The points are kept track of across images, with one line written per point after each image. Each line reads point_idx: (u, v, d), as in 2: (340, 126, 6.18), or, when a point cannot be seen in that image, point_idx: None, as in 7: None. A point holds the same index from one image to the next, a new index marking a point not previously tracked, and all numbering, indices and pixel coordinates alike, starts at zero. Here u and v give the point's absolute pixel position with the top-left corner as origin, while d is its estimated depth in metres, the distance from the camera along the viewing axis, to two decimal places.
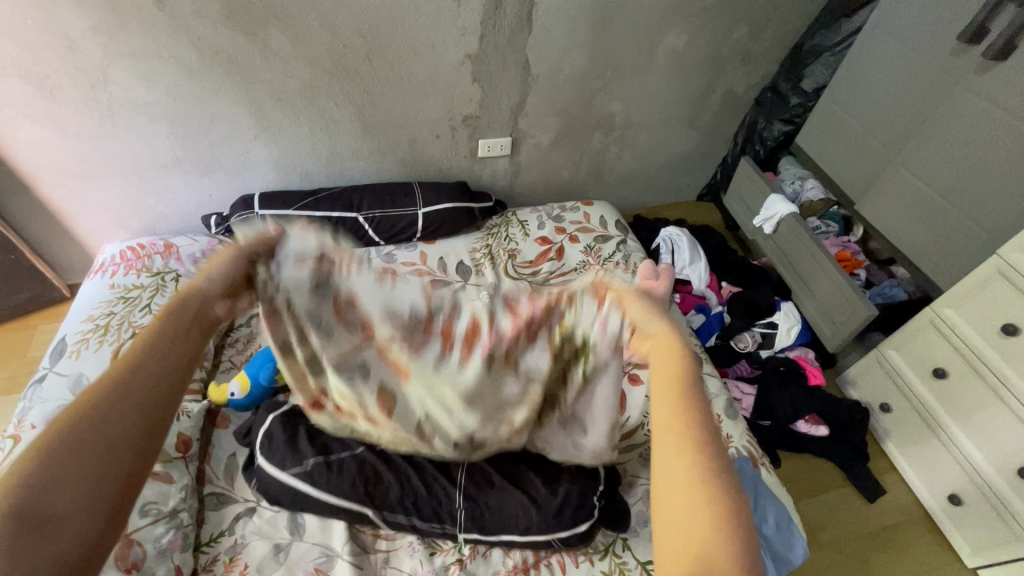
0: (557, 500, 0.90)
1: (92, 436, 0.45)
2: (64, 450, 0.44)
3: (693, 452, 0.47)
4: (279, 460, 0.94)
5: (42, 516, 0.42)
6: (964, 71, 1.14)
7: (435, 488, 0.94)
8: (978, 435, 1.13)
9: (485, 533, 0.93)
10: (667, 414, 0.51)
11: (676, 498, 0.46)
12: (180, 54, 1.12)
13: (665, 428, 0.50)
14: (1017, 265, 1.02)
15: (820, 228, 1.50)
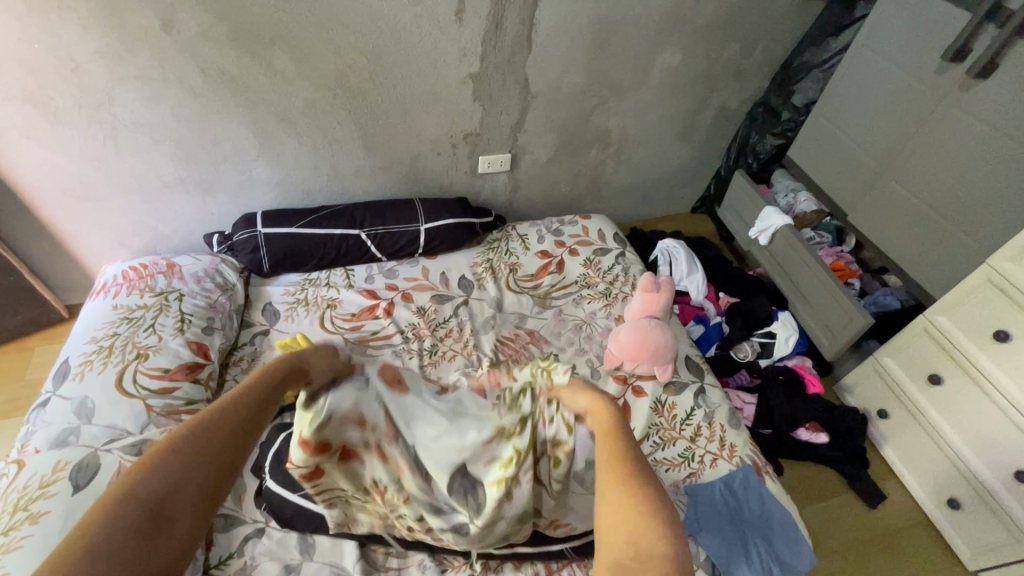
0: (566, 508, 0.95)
1: (206, 446, 0.51)
2: (187, 444, 0.50)
3: (621, 473, 0.54)
4: (290, 482, 0.95)
5: (164, 511, 0.46)
6: (947, 87, 1.19)
7: None
8: (975, 439, 1.15)
9: (497, 547, 0.94)
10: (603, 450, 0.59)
11: (610, 514, 0.51)
12: (186, 76, 1.13)
13: (603, 469, 0.57)
14: (1005, 273, 1.06)
15: (814, 239, 1.54)
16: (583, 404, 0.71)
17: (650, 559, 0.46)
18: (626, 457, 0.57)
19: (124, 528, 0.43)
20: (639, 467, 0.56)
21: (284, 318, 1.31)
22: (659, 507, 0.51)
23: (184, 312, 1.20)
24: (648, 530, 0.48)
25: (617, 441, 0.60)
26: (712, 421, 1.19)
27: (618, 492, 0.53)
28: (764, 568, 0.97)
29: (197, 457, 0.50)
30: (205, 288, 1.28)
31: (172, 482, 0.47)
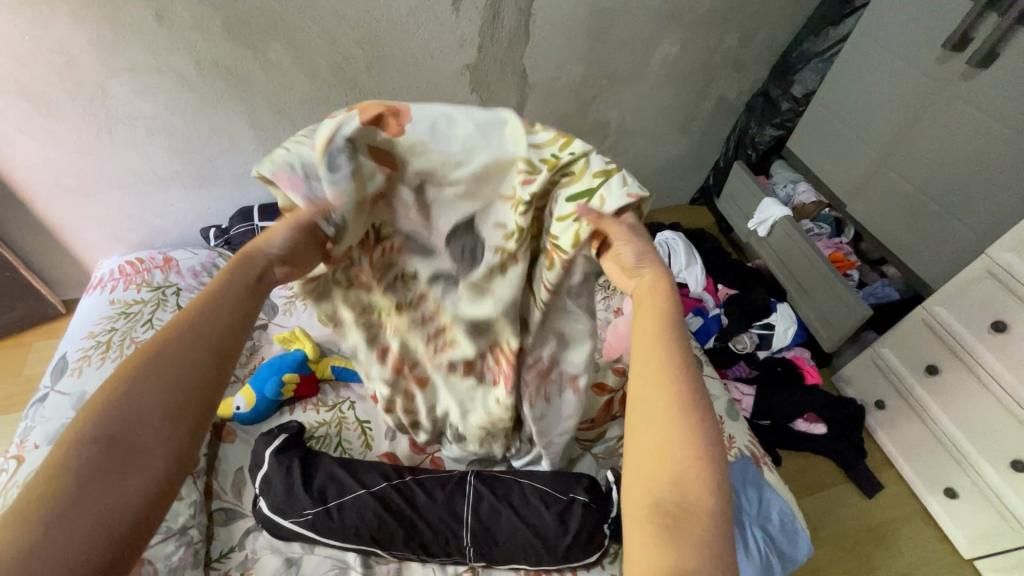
0: (566, 540, 0.91)
1: (164, 368, 0.47)
2: (143, 368, 0.46)
3: (672, 396, 0.49)
4: (280, 507, 0.94)
5: (127, 442, 0.43)
6: (948, 77, 1.18)
7: (441, 531, 0.94)
8: (972, 429, 1.16)
9: (496, 562, 0.94)
10: (650, 356, 0.52)
11: (650, 438, 0.47)
12: (180, 68, 1.12)
13: (647, 373, 0.52)
14: (1004, 264, 1.06)
15: (812, 230, 1.55)
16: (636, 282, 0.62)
17: (689, 514, 0.42)
18: (675, 369, 0.51)
19: (83, 466, 0.41)
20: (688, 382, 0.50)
21: (282, 313, 1.32)
22: (705, 440, 0.46)
23: (182, 307, 1.20)
24: (692, 471, 0.44)
25: (662, 344, 0.53)
26: (711, 412, 1.20)
27: (665, 413, 0.48)
28: (763, 560, 0.98)
29: (158, 379, 0.46)
30: (203, 282, 1.28)
31: (135, 409, 0.44)
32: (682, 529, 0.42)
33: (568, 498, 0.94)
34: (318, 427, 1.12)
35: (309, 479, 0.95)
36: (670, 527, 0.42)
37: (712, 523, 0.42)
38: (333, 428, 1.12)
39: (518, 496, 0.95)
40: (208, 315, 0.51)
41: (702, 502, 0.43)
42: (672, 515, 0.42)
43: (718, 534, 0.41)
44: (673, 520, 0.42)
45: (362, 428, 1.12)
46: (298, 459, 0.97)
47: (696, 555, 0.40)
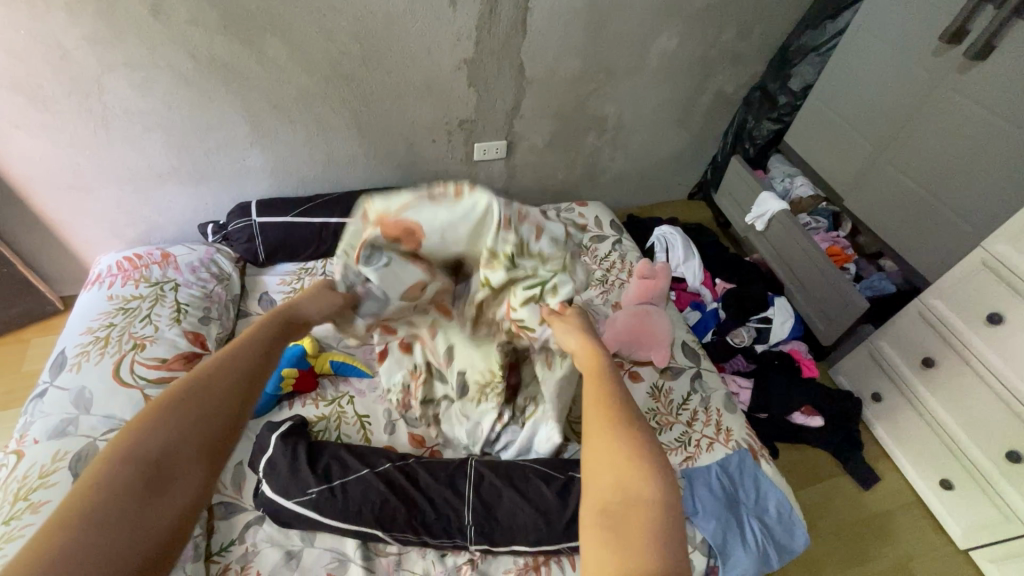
0: (567, 514, 0.93)
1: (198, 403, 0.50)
2: (180, 399, 0.50)
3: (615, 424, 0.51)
4: (282, 486, 0.95)
5: (160, 469, 0.46)
6: (945, 70, 1.18)
7: (441, 509, 0.95)
8: (967, 421, 1.17)
9: (496, 545, 0.94)
10: (592, 396, 0.55)
11: (606, 464, 0.48)
12: (176, 63, 1.12)
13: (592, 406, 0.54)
14: (999, 256, 1.06)
15: (810, 225, 1.52)
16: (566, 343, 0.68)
17: (636, 505, 0.45)
18: (614, 391, 0.55)
19: (119, 488, 0.44)
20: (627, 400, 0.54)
21: None
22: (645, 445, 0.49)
23: (180, 302, 1.20)
24: (634, 471, 0.47)
25: (604, 373, 0.58)
26: (708, 406, 1.20)
27: (605, 434, 0.50)
28: (759, 550, 0.99)
29: (189, 411, 0.49)
30: (200, 277, 1.27)
31: (171, 443, 0.48)
32: (626, 524, 0.44)
33: (566, 476, 0.98)
34: (318, 421, 1.12)
35: (314, 460, 0.98)
36: (614, 525, 0.44)
37: (656, 513, 0.44)
38: (332, 423, 1.12)
39: (519, 474, 0.99)
40: (234, 369, 0.54)
41: (647, 493, 0.46)
42: (616, 514, 0.45)
43: (661, 523, 0.44)
44: (618, 517, 0.45)
45: (362, 423, 1.12)
46: (304, 441, 1.00)
47: (637, 545, 0.43)
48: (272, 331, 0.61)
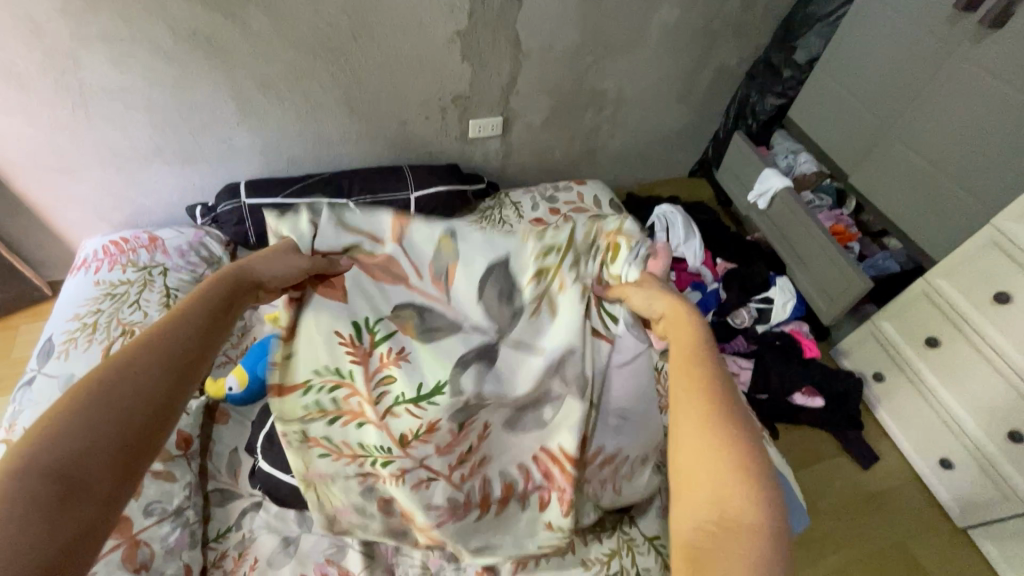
0: None
1: (122, 391, 0.45)
2: (99, 393, 0.44)
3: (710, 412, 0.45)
4: (284, 464, 0.94)
5: (73, 471, 0.41)
6: (959, 39, 1.14)
7: None
8: (970, 400, 1.16)
9: None
10: (683, 376, 0.49)
11: (689, 453, 0.44)
12: (155, 37, 1.07)
13: (679, 385, 0.48)
14: (1009, 234, 1.03)
15: (813, 202, 1.51)
16: (659, 310, 0.60)
17: (733, 528, 0.39)
18: (711, 380, 0.47)
19: (26, 501, 0.39)
20: (723, 400, 0.46)
21: None
22: (751, 462, 0.42)
23: (169, 287, 1.18)
24: (733, 485, 0.41)
25: (697, 356, 0.50)
26: None
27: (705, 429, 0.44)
28: None
29: (109, 408, 0.44)
30: (190, 262, 1.25)
31: (83, 445, 0.42)
32: (735, 539, 0.39)
33: None
34: None
35: None
36: (723, 546, 0.39)
37: (763, 541, 0.38)
38: None
39: None
40: (167, 344, 0.49)
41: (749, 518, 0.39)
42: (715, 535, 0.40)
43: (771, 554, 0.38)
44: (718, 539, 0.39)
45: None
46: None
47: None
48: (221, 301, 0.55)
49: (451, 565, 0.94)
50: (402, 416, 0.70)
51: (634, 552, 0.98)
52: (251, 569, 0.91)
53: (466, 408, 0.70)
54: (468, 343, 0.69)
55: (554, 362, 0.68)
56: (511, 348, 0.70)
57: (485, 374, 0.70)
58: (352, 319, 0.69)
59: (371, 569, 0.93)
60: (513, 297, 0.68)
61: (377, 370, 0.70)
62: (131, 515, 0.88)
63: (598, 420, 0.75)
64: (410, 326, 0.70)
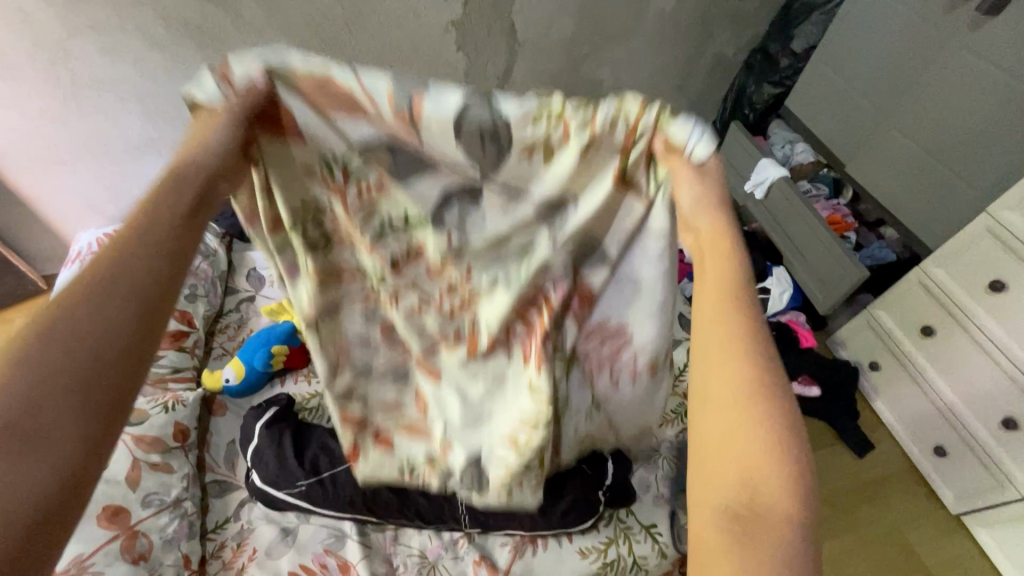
0: (560, 503, 0.94)
1: (79, 312, 0.34)
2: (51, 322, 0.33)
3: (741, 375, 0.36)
4: (273, 479, 0.94)
5: (26, 415, 0.30)
6: (956, 27, 1.13)
7: (435, 498, 0.96)
8: (964, 388, 1.16)
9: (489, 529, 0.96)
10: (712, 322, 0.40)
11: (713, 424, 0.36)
12: (147, 27, 1.05)
13: (709, 335, 0.39)
14: (1005, 223, 1.03)
15: (810, 192, 1.50)
16: (697, 222, 0.46)
17: (762, 520, 0.32)
18: (745, 328, 0.39)
19: None
20: (763, 360, 0.37)
21: (270, 284, 1.29)
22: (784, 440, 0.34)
23: None
24: (762, 466, 0.33)
25: (733, 296, 0.40)
26: None
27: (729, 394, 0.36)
28: None
29: (64, 336, 0.33)
30: None
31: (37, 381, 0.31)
32: (757, 537, 0.31)
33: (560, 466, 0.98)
34: (311, 398, 1.11)
35: (301, 451, 0.95)
36: (739, 538, 0.31)
37: (795, 538, 0.31)
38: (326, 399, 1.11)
39: None
40: (127, 255, 0.37)
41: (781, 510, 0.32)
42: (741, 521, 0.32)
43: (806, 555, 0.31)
44: (745, 530, 0.31)
45: None
46: (289, 430, 0.97)
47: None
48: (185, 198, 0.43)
49: (449, 554, 0.95)
50: (389, 241, 0.62)
51: (631, 540, 0.99)
52: (249, 560, 0.93)
53: (456, 246, 0.61)
54: (446, 181, 0.56)
55: (547, 209, 0.56)
56: (491, 195, 0.56)
57: (470, 213, 0.58)
58: (320, 154, 0.55)
59: (369, 559, 0.94)
60: (500, 135, 0.49)
61: (356, 202, 0.59)
62: (129, 506, 0.89)
63: (606, 274, 0.64)
64: (381, 164, 0.55)
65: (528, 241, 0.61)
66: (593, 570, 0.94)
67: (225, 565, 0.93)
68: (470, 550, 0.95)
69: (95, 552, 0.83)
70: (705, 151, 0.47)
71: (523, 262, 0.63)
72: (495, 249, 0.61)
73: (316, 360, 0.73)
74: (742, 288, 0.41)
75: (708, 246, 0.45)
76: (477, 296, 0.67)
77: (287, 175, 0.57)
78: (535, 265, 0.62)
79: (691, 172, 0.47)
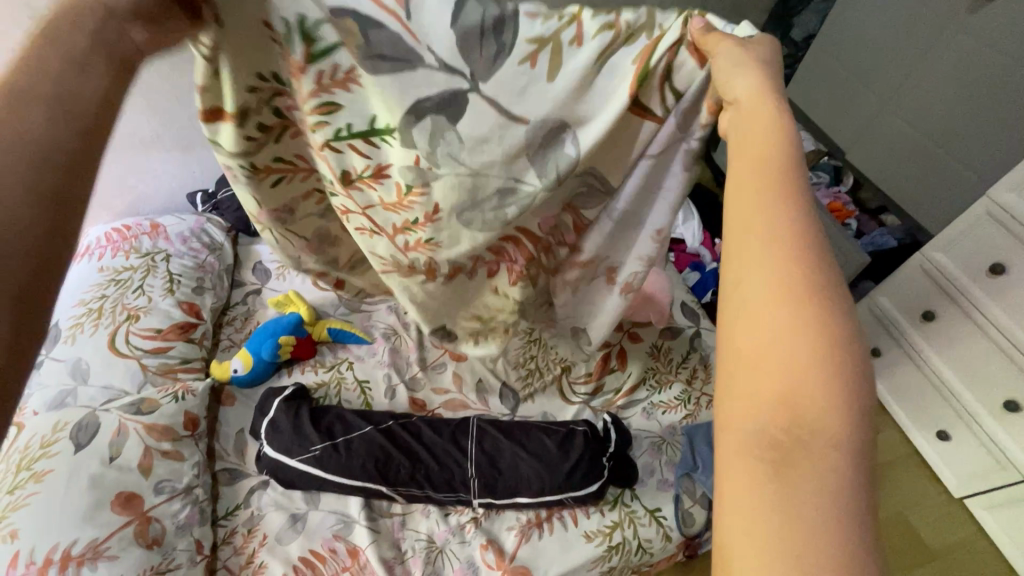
0: (569, 462, 0.95)
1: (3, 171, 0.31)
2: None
3: (783, 276, 0.32)
4: (286, 447, 0.96)
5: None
6: (954, 12, 1.14)
7: (446, 463, 0.97)
8: (965, 372, 1.17)
9: (499, 498, 0.96)
10: (755, 219, 0.35)
11: (750, 332, 0.32)
12: None
13: (747, 232, 0.35)
14: (1006, 206, 1.04)
15: (810, 180, 1.51)
16: (736, 94, 0.44)
17: (805, 441, 0.29)
18: (790, 221, 0.34)
19: None
20: (808, 258, 0.33)
21: (275, 277, 1.29)
22: (838, 345, 0.30)
23: (172, 273, 1.18)
24: (808, 378, 0.30)
25: (777, 185, 0.36)
26: (708, 364, 1.19)
27: (774, 300, 0.32)
28: None
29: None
30: (192, 248, 1.24)
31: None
32: (796, 462, 0.28)
33: (568, 428, 1.00)
34: (318, 388, 1.12)
35: (318, 420, 0.99)
36: (775, 463, 0.29)
37: (841, 457, 0.28)
38: (333, 389, 1.12)
39: (520, 429, 1.00)
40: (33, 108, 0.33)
41: (829, 428, 0.29)
42: (778, 443, 0.29)
43: (855, 473, 0.28)
44: (784, 454, 0.29)
45: (362, 388, 1.12)
46: (306, 403, 1.00)
47: (810, 529, 0.27)
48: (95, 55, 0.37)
49: (456, 538, 0.97)
50: (347, 153, 0.57)
51: (635, 524, 0.99)
52: (260, 544, 0.94)
53: (424, 169, 0.56)
54: (431, 82, 0.50)
55: (544, 129, 0.53)
56: (478, 106, 0.51)
57: (444, 131, 0.53)
58: (280, 18, 0.46)
59: (378, 544, 0.95)
60: (504, 27, 0.48)
61: (313, 92, 0.51)
62: (142, 492, 0.90)
63: (596, 207, 0.63)
64: (350, 45, 0.48)
65: (510, 179, 0.57)
66: (598, 553, 0.95)
67: (236, 550, 0.95)
68: (477, 534, 0.97)
69: (109, 537, 0.84)
70: (750, 31, 0.50)
71: (504, 199, 0.59)
72: (474, 181, 0.57)
73: (277, 249, 0.72)
74: (786, 175, 0.37)
75: (752, 133, 0.41)
76: (434, 245, 0.65)
77: (242, 46, 0.48)
78: (524, 206, 0.59)
79: (734, 41, 0.47)
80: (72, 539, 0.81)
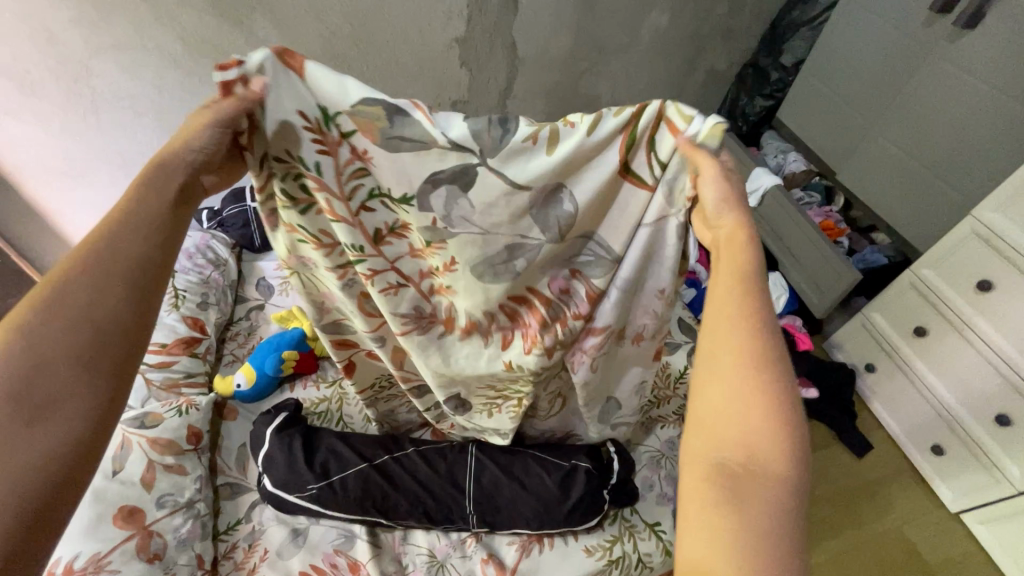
0: (568, 504, 0.93)
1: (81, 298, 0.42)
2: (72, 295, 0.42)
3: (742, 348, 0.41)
4: (284, 483, 0.95)
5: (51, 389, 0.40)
6: (935, 40, 1.19)
7: (442, 499, 0.96)
8: (957, 385, 1.19)
9: (497, 529, 0.97)
10: (727, 303, 0.44)
11: (716, 392, 0.41)
12: (165, 46, 1.09)
13: (717, 313, 0.45)
14: (990, 225, 1.07)
15: (803, 199, 1.52)
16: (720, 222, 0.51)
17: (755, 476, 0.37)
18: (752, 308, 0.43)
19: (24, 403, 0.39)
20: (765, 337, 0.42)
21: (278, 293, 1.32)
22: (784, 408, 0.38)
23: (177, 288, 1.19)
24: (759, 429, 0.38)
25: (746, 279, 0.45)
26: None
27: (739, 368, 0.41)
28: None
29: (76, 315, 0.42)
30: (197, 263, 1.25)
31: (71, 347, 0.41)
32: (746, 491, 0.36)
33: (570, 465, 0.96)
34: (320, 403, 1.13)
35: (310, 455, 0.96)
36: (728, 491, 0.37)
37: (781, 492, 0.36)
38: (334, 404, 1.14)
39: (519, 464, 0.96)
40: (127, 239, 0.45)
41: (773, 464, 0.37)
42: (734, 476, 0.37)
43: (791, 503, 0.36)
44: (735, 480, 0.37)
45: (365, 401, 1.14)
46: (297, 437, 0.96)
47: (757, 541, 0.34)
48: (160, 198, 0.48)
49: (457, 553, 0.97)
50: (377, 212, 0.59)
51: (635, 537, 1.00)
52: (261, 560, 0.94)
53: (440, 228, 0.58)
54: (443, 159, 0.53)
55: (545, 193, 0.55)
56: (486, 179, 0.53)
57: (457, 199, 0.55)
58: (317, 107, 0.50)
59: (378, 559, 0.96)
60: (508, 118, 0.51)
61: (347, 162, 0.54)
62: (143, 506, 0.90)
63: (605, 275, 0.62)
64: (372, 128, 0.51)
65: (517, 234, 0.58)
66: (599, 567, 0.96)
67: (236, 566, 0.94)
68: (478, 549, 0.97)
69: (112, 550, 0.84)
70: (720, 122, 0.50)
71: (512, 253, 0.60)
72: (483, 241, 0.59)
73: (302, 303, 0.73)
74: (751, 272, 0.46)
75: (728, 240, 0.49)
76: (453, 291, 0.66)
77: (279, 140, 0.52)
78: (535, 254, 0.60)
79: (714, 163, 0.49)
80: (74, 553, 0.82)
